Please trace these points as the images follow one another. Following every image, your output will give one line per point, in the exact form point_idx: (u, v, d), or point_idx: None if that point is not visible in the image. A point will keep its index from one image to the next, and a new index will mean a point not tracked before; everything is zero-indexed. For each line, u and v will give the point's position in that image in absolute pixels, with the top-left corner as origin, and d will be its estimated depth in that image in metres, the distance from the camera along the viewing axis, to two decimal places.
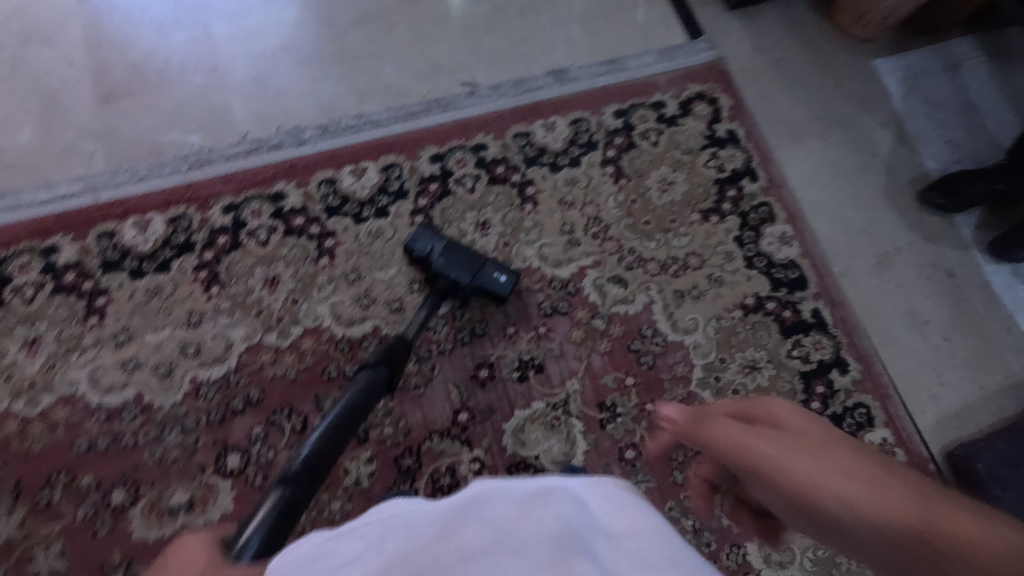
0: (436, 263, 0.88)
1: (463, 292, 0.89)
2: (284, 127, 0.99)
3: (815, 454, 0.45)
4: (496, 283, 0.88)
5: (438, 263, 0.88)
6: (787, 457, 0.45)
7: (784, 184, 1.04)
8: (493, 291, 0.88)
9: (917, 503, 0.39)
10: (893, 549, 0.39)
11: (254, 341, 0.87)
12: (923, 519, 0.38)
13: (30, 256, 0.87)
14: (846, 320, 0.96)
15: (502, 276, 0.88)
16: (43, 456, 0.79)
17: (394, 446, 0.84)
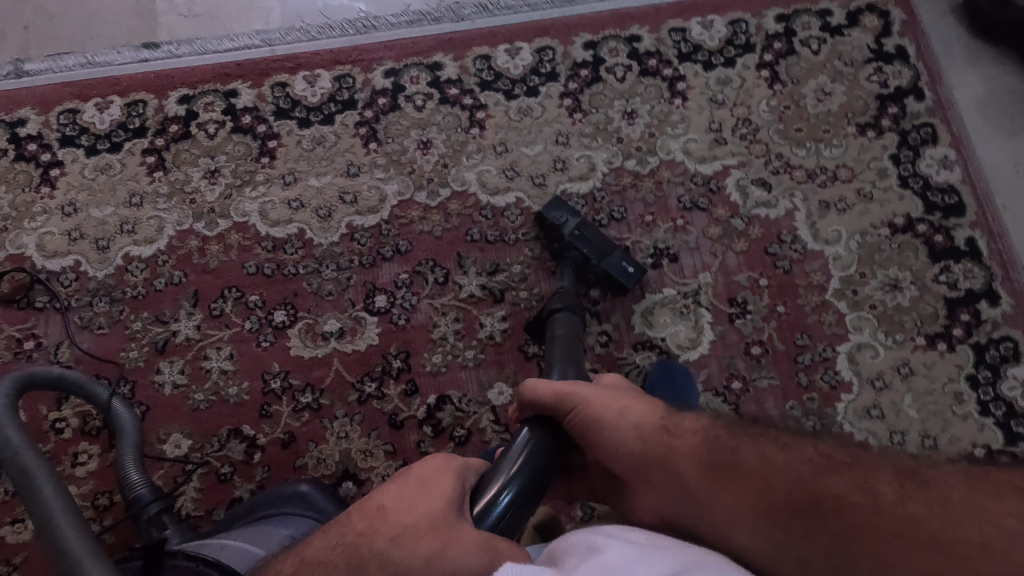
0: (567, 236, 0.85)
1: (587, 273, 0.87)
2: (445, 3, 1.02)
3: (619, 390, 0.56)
4: (622, 274, 0.85)
5: (571, 237, 0.85)
6: (604, 393, 0.55)
7: (952, 106, 0.97)
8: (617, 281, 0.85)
9: (742, 438, 0.49)
10: (660, 451, 0.51)
11: (406, 197, 0.92)
12: (732, 444, 0.48)
13: (215, 97, 0.95)
14: (1003, 253, 0.91)
15: (628, 268, 0.85)
16: (218, 272, 0.88)
17: (527, 310, 0.88)
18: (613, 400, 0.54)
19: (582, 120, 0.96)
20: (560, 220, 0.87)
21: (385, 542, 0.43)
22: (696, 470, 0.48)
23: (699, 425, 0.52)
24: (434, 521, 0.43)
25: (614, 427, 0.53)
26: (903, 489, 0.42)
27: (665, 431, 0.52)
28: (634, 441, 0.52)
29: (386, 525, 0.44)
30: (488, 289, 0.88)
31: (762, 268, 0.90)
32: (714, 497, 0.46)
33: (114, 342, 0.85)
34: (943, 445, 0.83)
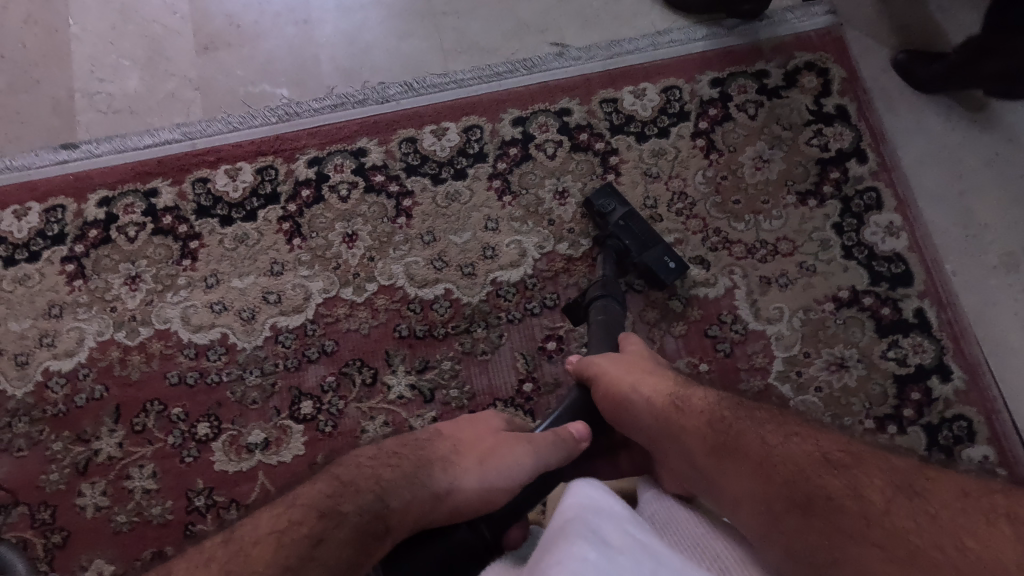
0: (612, 224, 0.87)
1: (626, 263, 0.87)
2: (369, 83, 0.99)
3: (641, 369, 0.64)
4: (665, 268, 0.85)
5: (617, 224, 0.87)
6: (625, 370, 0.65)
7: (896, 167, 0.94)
8: (658, 274, 0.85)
9: (753, 428, 0.52)
10: (667, 421, 0.57)
11: (331, 294, 0.89)
12: (737, 426, 0.52)
13: (135, 197, 0.93)
14: (954, 324, 0.87)
15: (670, 263, 0.86)
16: (140, 385, 0.86)
17: (459, 408, 0.85)
18: (634, 372, 0.64)
19: (512, 203, 0.93)
20: (607, 206, 0.88)
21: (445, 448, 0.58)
22: (704, 450, 0.52)
23: (708, 404, 0.56)
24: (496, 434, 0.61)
25: (634, 397, 0.61)
26: (894, 493, 0.42)
27: (676, 407, 0.58)
28: (646, 403, 0.60)
29: (446, 440, 0.60)
30: (418, 388, 0.85)
31: (701, 352, 0.86)
32: (719, 478, 0.50)
33: (33, 465, 0.83)
34: None
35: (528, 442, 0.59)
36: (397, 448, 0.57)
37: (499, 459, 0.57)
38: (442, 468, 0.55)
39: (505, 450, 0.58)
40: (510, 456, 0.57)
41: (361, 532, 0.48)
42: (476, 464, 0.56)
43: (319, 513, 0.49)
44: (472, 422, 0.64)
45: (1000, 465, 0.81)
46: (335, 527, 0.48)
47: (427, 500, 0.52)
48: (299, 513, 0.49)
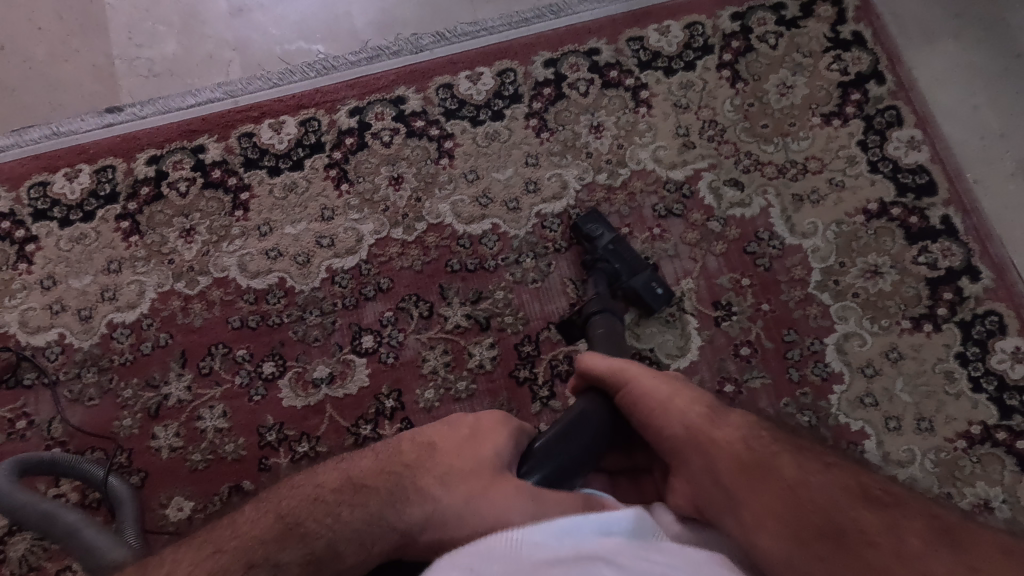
0: (600, 249, 0.87)
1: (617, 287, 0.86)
2: (402, 35, 1.02)
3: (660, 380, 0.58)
4: (654, 295, 0.85)
5: (605, 251, 0.86)
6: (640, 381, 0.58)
7: (913, 87, 0.98)
8: (646, 301, 0.85)
9: (781, 449, 0.48)
10: (694, 433, 0.52)
11: (382, 235, 0.92)
12: (771, 448, 0.48)
13: (183, 154, 0.96)
14: (979, 228, 0.91)
15: (659, 289, 0.85)
16: (203, 330, 0.88)
17: (514, 334, 0.88)
18: (649, 386, 0.57)
19: (550, 139, 0.96)
20: (595, 231, 0.88)
21: (425, 477, 0.48)
22: (732, 466, 0.48)
23: (738, 420, 0.52)
24: (484, 466, 0.49)
25: (660, 410, 0.55)
26: (934, 539, 0.40)
27: (706, 420, 0.52)
28: (667, 423, 0.54)
29: (432, 455, 0.50)
30: (474, 318, 0.89)
31: (742, 268, 0.90)
32: (746, 495, 0.46)
33: (106, 411, 0.85)
34: (939, 426, 0.84)
35: (522, 490, 0.47)
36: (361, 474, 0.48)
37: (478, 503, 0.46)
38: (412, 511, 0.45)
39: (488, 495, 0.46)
40: (492, 506, 0.45)
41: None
42: (455, 508, 0.45)
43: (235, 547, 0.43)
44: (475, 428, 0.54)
45: None
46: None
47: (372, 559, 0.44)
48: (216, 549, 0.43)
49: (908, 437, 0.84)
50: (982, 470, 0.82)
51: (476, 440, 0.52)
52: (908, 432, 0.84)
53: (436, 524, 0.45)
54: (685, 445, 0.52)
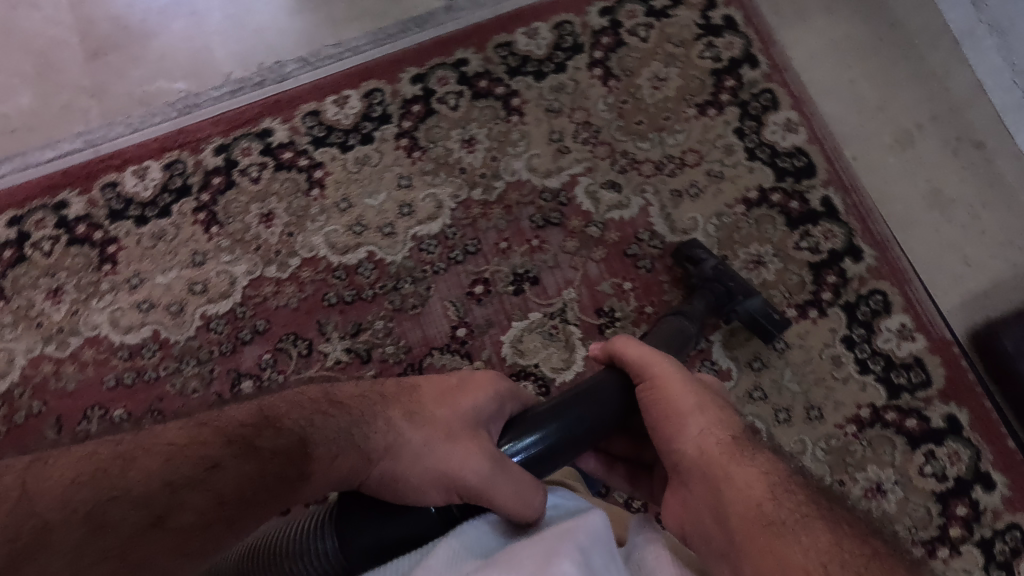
0: (710, 267, 0.84)
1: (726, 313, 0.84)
2: (265, 64, 0.99)
3: (698, 394, 0.53)
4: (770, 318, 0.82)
5: (716, 269, 0.84)
6: (672, 388, 0.54)
7: (787, 67, 0.96)
8: (766, 327, 0.81)
9: (817, 518, 0.43)
10: (715, 463, 0.48)
11: (256, 275, 0.90)
12: (799, 511, 0.44)
13: (44, 212, 0.92)
14: (859, 206, 0.90)
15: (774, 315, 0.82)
16: (78, 393, 0.86)
17: (397, 364, 0.86)
18: (682, 397, 0.53)
19: (422, 158, 0.93)
20: (701, 257, 0.85)
21: (393, 414, 0.48)
22: (747, 510, 0.44)
23: (772, 466, 0.48)
24: (456, 419, 0.49)
25: (685, 427, 0.52)
26: None
27: (730, 454, 0.49)
28: (691, 444, 0.51)
29: (411, 399, 0.50)
30: (355, 351, 0.87)
31: (623, 272, 0.88)
32: (753, 547, 0.43)
33: None
34: (829, 413, 0.83)
35: (489, 454, 0.47)
36: (338, 396, 0.48)
37: (436, 453, 0.47)
38: (372, 443, 0.46)
39: (452, 453, 0.47)
40: (447, 459, 0.46)
41: (203, 496, 0.38)
42: (416, 453, 0.46)
43: (128, 461, 0.38)
44: (466, 384, 0.53)
45: (917, 330, 0.85)
46: (169, 486, 0.38)
47: (314, 487, 0.44)
48: (137, 445, 0.39)
49: (798, 428, 0.83)
50: (873, 453, 0.82)
51: (460, 393, 0.51)
52: (798, 423, 0.83)
53: (391, 461, 0.46)
54: (702, 476, 0.49)
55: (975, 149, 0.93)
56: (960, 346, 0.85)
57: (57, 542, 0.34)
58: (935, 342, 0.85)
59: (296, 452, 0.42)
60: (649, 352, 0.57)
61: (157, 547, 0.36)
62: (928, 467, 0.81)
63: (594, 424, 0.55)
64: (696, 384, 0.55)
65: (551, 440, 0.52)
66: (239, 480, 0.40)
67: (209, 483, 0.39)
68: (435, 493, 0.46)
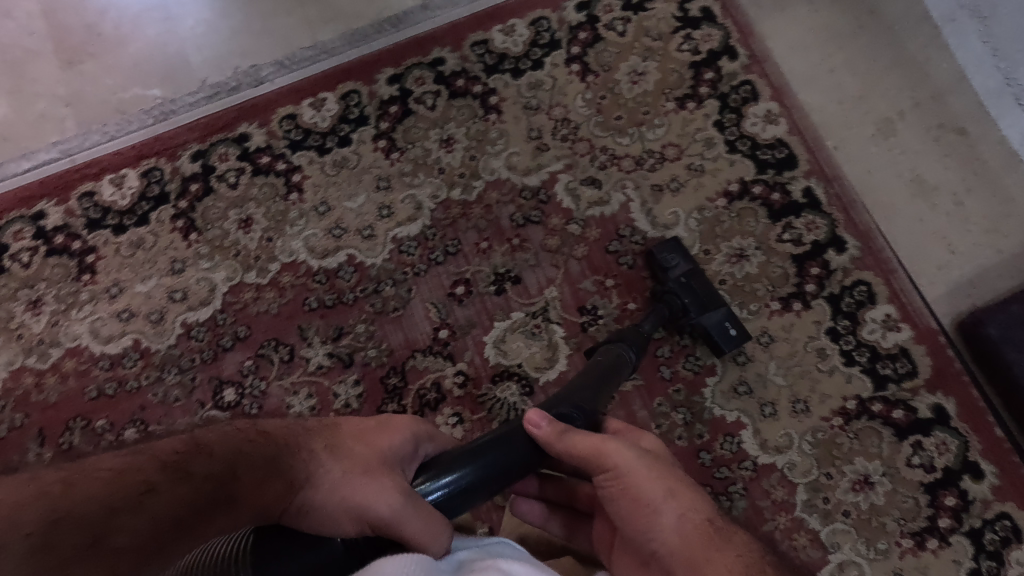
0: (674, 280, 0.83)
1: (682, 322, 0.84)
2: (241, 68, 0.98)
3: (663, 476, 0.53)
4: (725, 335, 0.82)
5: (679, 282, 0.83)
6: (639, 476, 0.52)
7: (767, 58, 0.95)
8: (717, 342, 0.82)
9: None
10: (694, 555, 0.48)
11: (236, 281, 0.89)
12: None
13: (22, 223, 0.91)
14: (842, 196, 0.89)
15: (731, 329, 0.83)
16: (60, 405, 0.85)
17: (379, 367, 0.86)
18: (650, 483, 0.52)
19: (400, 159, 0.93)
20: (671, 262, 0.84)
21: (315, 449, 0.48)
22: None
23: (742, 548, 0.48)
24: (375, 457, 0.49)
25: (657, 517, 0.51)
26: None
27: (706, 539, 0.48)
28: (669, 535, 0.50)
29: (332, 437, 0.50)
30: (337, 355, 0.86)
31: (605, 269, 0.88)
32: None
33: None
34: (815, 406, 0.82)
35: (399, 487, 0.48)
36: (265, 428, 0.49)
37: (355, 486, 0.47)
38: (295, 472, 0.46)
39: (371, 488, 0.47)
40: (361, 491, 0.46)
41: (144, 519, 0.39)
42: (329, 489, 0.46)
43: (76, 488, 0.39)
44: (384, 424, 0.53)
45: (902, 320, 0.84)
46: (109, 514, 0.39)
47: (239, 517, 0.43)
48: (79, 471, 0.40)
49: (784, 422, 0.82)
50: (860, 445, 0.81)
51: (381, 432, 0.52)
52: (784, 419, 0.82)
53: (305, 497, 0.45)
54: (682, 569, 0.48)
55: (958, 136, 0.92)
56: (947, 336, 0.84)
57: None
58: (921, 332, 0.84)
59: (230, 475, 0.43)
60: (601, 436, 0.55)
61: (99, 566, 0.37)
62: (915, 458, 0.80)
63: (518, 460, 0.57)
64: (654, 462, 0.54)
65: (471, 477, 0.53)
66: (178, 501, 0.41)
67: (148, 505, 0.40)
68: (349, 525, 0.45)
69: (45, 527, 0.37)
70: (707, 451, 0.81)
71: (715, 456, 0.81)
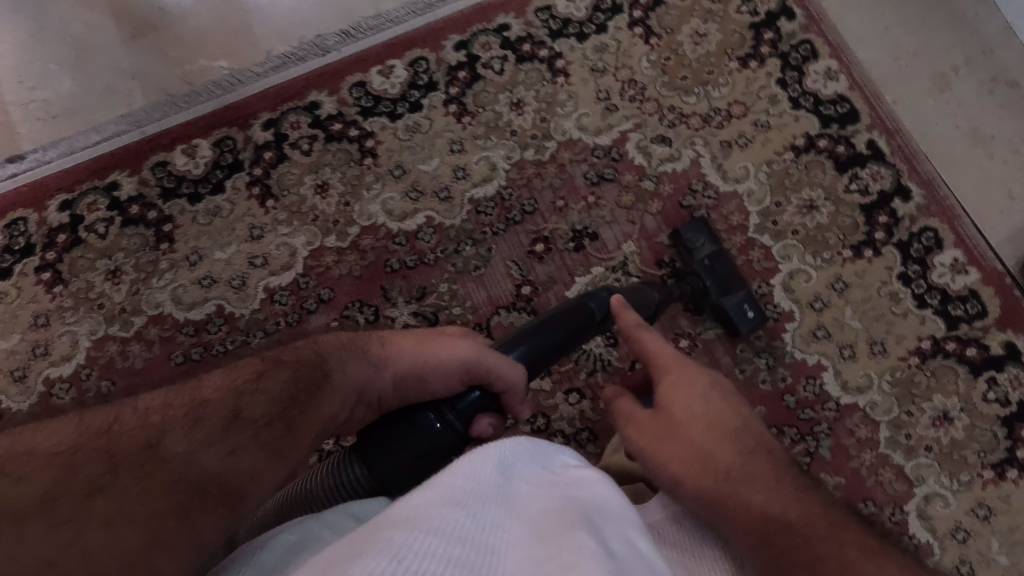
0: (697, 263, 0.85)
1: (703, 302, 0.85)
2: (306, 39, 0.99)
3: (677, 446, 0.52)
4: (743, 317, 0.84)
5: (702, 265, 0.85)
6: (652, 445, 0.54)
7: (824, 18, 0.98)
8: (734, 323, 0.83)
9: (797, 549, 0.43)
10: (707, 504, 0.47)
11: (316, 245, 0.90)
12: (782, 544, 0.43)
13: (96, 194, 0.91)
14: (904, 147, 0.92)
15: (750, 311, 0.84)
16: (146, 371, 0.86)
17: (464, 324, 0.87)
18: (666, 449, 0.52)
19: (472, 123, 0.94)
20: (694, 242, 0.86)
21: (376, 346, 0.56)
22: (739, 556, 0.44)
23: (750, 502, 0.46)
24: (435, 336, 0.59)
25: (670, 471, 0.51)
26: None
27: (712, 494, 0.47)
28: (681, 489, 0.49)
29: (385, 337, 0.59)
30: (422, 314, 0.87)
31: (681, 224, 0.90)
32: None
33: None
34: (891, 347, 0.85)
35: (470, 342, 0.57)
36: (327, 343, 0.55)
37: (426, 355, 0.55)
38: (369, 359, 0.54)
39: (444, 351, 0.55)
40: (439, 352, 0.56)
41: (263, 403, 0.46)
42: (406, 362, 0.55)
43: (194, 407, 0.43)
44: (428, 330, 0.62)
45: (970, 264, 0.87)
46: (236, 403, 0.45)
47: (337, 397, 0.51)
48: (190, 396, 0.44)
49: (863, 364, 0.85)
50: (937, 383, 0.84)
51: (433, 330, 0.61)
52: (862, 360, 0.85)
53: (390, 374, 0.54)
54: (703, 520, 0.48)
55: (1010, 89, 0.95)
56: (1013, 277, 0.87)
57: (167, 454, 0.39)
58: (988, 274, 0.87)
59: (317, 363, 0.52)
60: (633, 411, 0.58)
61: (246, 442, 0.43)
62: (991, 393, 0.83)
63: (576, 332, 0.65)
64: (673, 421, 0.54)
65: (535, 347, 0.62)
66: (284, 389, 0.48)
67: (262, 393, 0.47)
68: (439, 379, 0.54)
69: (192, 424, 0.41)
70: (790, 393, 0.84)
71: (798, 398, 0.84)
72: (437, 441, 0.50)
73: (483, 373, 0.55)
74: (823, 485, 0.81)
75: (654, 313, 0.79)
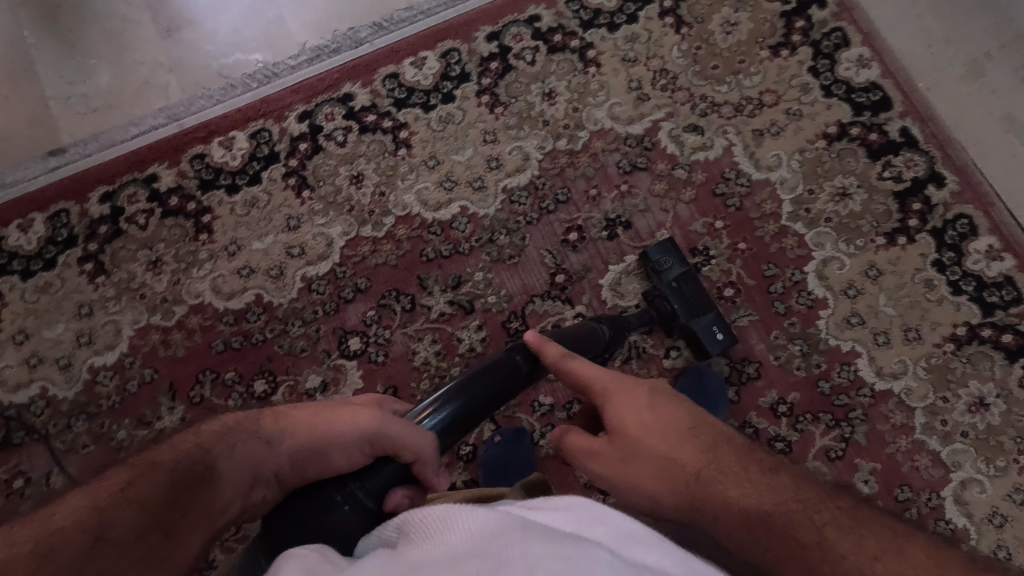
0: (663, 285, 0.85)
1: (675, 324, 0.85)
2: (339, 31, 1.00)
3: (634, 467, 0.46)
4: (712, 339, 0.83)
5: (668, 287, 0.85)
6: (615, 475, 0.47)
7: (855, 6, 0.98)
8: (703, 345, 0.83)
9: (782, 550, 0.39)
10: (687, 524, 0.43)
11: (352, 235, 0.91)
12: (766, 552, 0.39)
13: (136, 186, 0.93)
14: (938, 134, 0.92)
15: (718, 333, 0.83)
16: (187, 359, 0.87)
17: (500, 313, 0.88)
18: (631, 473, 0.46)
19: (505, 113, 0.95)
20: (662, 264, 0.86)
21: (267, 421, 0.48)
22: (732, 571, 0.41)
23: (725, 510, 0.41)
24: (328, 405, 0.51)
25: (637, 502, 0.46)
26: None
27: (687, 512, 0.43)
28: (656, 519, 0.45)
29: (277, 411, 0.50)
30: (457, 303, 0.88)
31: (714, 211, 0.90)
32: None
33: (101, 456, 0.84)
34: (926, 333, 0.85)
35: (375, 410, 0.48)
36: (204, 431, 0.46)
37: (326, 427, 0.47)
38: (259, 435, 0.46)
39: (342, 421, 0.47)
40: (341, 419, 0.47)
41: (136, 513, 0.37)
42: (301, 434, 0.46)
43: (43, 537, 0.34)
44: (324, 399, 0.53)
45: (1005, 250, 0.87)
46: (100, 524, 0.35)
47: (228, 486, 0.42)
48: (34, 528, 0.34)
49: (898, 350, 0.85)
50: (973, 369, 0.84)
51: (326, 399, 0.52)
52: (897, 346, 0.85)
53: (289, 453, 0.45)
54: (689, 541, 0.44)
55: None
56: None
57: None
58: None
59: (197, 456, 0.43)
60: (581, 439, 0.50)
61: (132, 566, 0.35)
62: None
63: (502, 385, 0.55)
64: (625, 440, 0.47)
65: (456, 412, 0.52)
66: (161, 490, 0.39)
67: (133, 500, 0.38)
68: (341, 454, 0.45)
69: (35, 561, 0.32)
70: (825, 379, 0.84)
71: (834, 384, 0.84)
72: (345, 525, 0.41)
73: (389, 446, 0.46)
74: (860, 471, 0.81)
75: (608, 348, 0.74)
